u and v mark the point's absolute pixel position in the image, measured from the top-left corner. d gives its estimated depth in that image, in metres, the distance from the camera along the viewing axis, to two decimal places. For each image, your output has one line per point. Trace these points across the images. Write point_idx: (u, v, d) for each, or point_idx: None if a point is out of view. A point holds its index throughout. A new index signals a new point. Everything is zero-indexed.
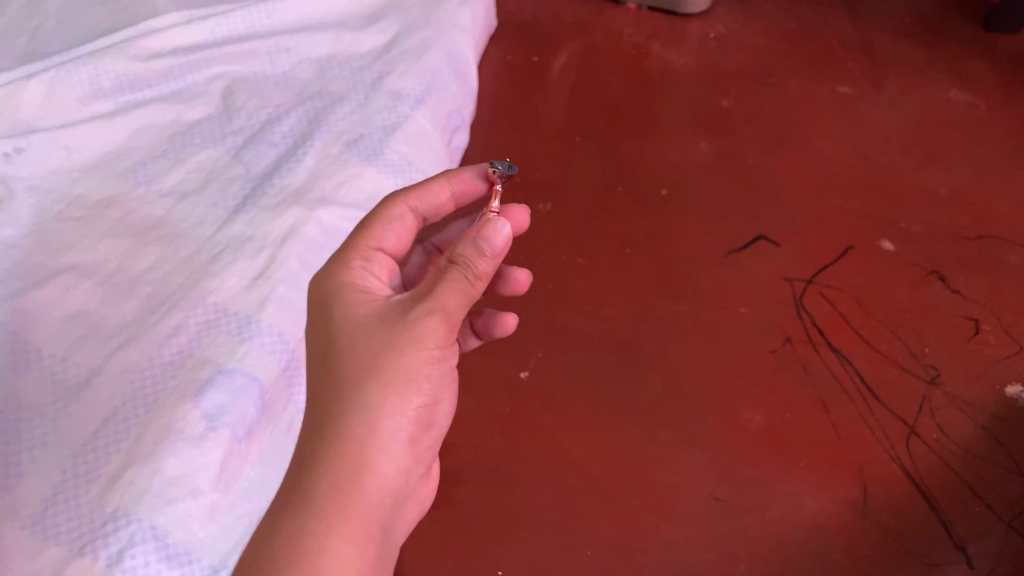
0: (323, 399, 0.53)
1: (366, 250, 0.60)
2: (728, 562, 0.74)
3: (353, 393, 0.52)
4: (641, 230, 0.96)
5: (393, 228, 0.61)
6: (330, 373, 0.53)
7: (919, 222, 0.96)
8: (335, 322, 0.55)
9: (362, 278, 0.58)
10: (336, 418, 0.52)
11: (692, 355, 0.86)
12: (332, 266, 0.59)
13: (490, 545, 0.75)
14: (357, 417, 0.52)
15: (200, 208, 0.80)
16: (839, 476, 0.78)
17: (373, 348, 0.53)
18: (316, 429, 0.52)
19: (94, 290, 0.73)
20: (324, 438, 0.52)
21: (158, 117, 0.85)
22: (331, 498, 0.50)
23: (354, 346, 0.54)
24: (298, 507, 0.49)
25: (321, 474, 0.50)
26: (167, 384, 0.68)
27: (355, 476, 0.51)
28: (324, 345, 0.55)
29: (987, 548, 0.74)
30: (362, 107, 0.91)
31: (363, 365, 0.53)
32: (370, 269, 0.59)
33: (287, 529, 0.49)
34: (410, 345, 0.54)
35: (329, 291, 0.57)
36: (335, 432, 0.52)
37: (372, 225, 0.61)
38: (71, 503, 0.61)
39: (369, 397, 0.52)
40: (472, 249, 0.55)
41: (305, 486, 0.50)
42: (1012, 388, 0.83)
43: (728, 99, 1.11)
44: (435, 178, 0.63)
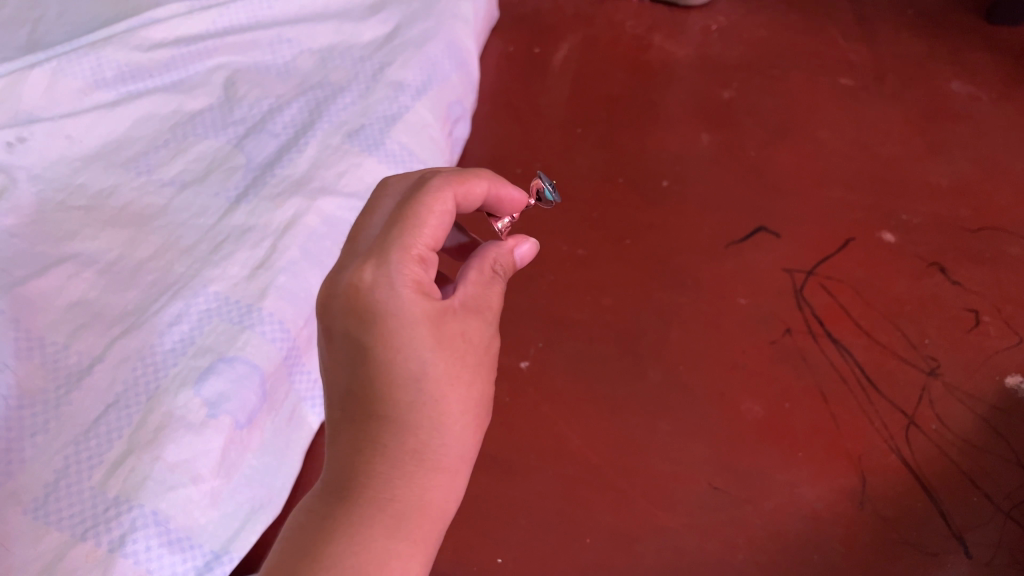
0: (412, 418, 0.50)
1: (425, 251, 0.53)
2: (725, 551, 0.74)
3: (449, 419, 0.51)
4: (641, 221, 0.97)
5: (443, 223, 0.54)
6: (422, 390, 0.50)
7: (921, 214, 0.96)
8: (428, 332, 0.50)
9: (427, 284, 0.52)
10: (428, 442, 0.50)
11: (690, 346, 0.87)
12: (397, 268, 0.51)
13: (490, 534, 0.76)
14: (448, 442, 0.51)
15: (202, 198, 0.81)
16: (838, 466, 0.78)
17: (464, 373, 0.52)
18: (407, 450, 0.49)
19: (95, 279, 0.74)
20: (415, 461, 0.49)
21: (159, 108, 0.87)
22: (421, 526, 0.49)
23: (449, 365, 0.51)
24: (388, 532, 0.47)
25: (409, 499, 0.49)
26: (167, 370, 0.69)
27: (438, 502, 0.50)
28: (411, 356, 0.50)
29: (986, 538, 0.74)
30: (363, 97, 0.92)
31: (457, 389, 0.51)
32: (428, 271, 0.53)
33: (384, 559, 0.46)
34: (484, 368, 0.54)
35: (411, 295, 0.50)
36: (424, 456, 0.50)
37: (431, 216, 0.53)
38: (73, 488, 0.63)
39: (458, 423, 0.51)
40: (510, 262, 0.59)
41: (398, 512, 0.48)
42: (1012, 379, 0.82)
43: (729, 91, 1.11)
44: (477, 174, 0.57)
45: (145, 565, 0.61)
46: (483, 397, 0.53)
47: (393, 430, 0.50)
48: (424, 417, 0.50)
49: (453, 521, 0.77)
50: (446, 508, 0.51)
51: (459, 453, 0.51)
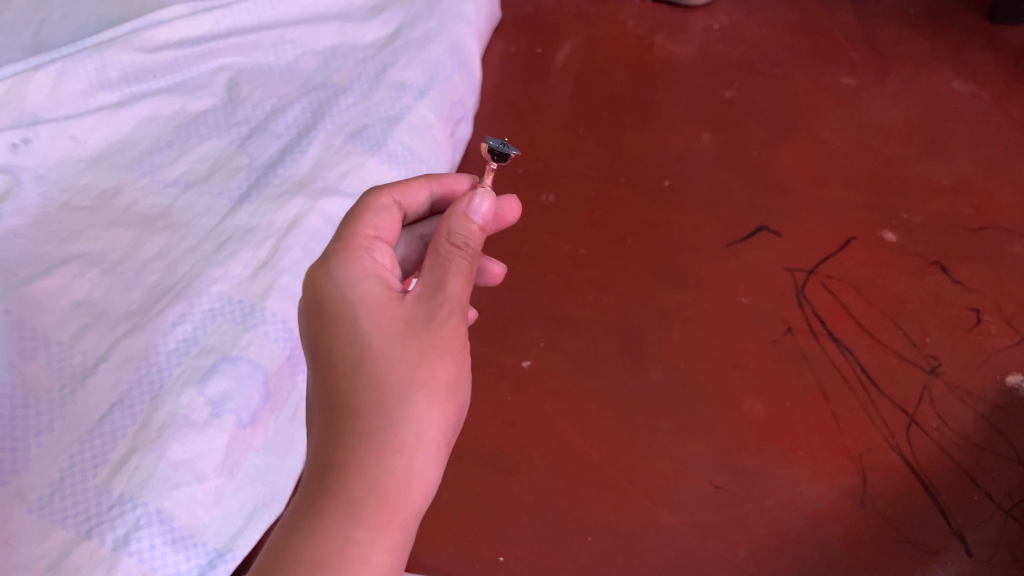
0: (363, 404, 0.49)
1: (365, 239, 0.55)
2: (726, 549, 0.74)
3: (399, 401, 0.49)
4: (643, 221, 0.97)
5: (384, 216, 0.58)
6: (365, 374, 0.50)
7: (922, 214, 0.96)
8: (363, 315, 0.51)
9: (370, 265, 0.54)
10: (381, 427, 0.48)
11: (691, 344, 0.87)
12: (332, 256, 0.54)
13: (491, 532, 0.76)
14: (403, 425, 0.49)
15: (205, 198, 0.82)
16: (838, 464, 0.78)
17: (412, 354, 0.50)
18: (360, 436, 0.48)
19: (100, 279, 0.74)
20: (368, 446, 0.48)
21: (163, 109, 0.87)
22: (382, 511, 0.47)
23: (391, 348, 0.50)
24: (344, 520, 0.46)
25: (366, 486, 0.47)
26: (171, 369, 0.70)
27: (402, 486, 0.48)
28: (351, 342, 0.51)
29: (986, 536, 0.74)
30: (365, 98, 0.92)
31: (403, 367, 0.50)
32: (374, 254, 0.55)
33: (336, 547, 0.45)
34: (443, 350, 0.51)
35: (346, 278, 0.52)
36: (379, 438, 0.48)
37: (366, 212, 0.57)
38: (78, 487, 0.63)
39: (411, 400, 0.49)
40: (469, 227, 0.55)
41: (350, 498, 0.47)
42: (1013, 378, 0.82)
43: (731, 90, 1.11)
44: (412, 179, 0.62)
45: (149, 562, 0.62)
46: (446, 373, 0.51)
47: (346, 418, 0.49)
48: (372, 402, 0.49)
49: (454, 520, 0.77)
50: (415, 494, 0.49)
51: (421, 434, 0.49)
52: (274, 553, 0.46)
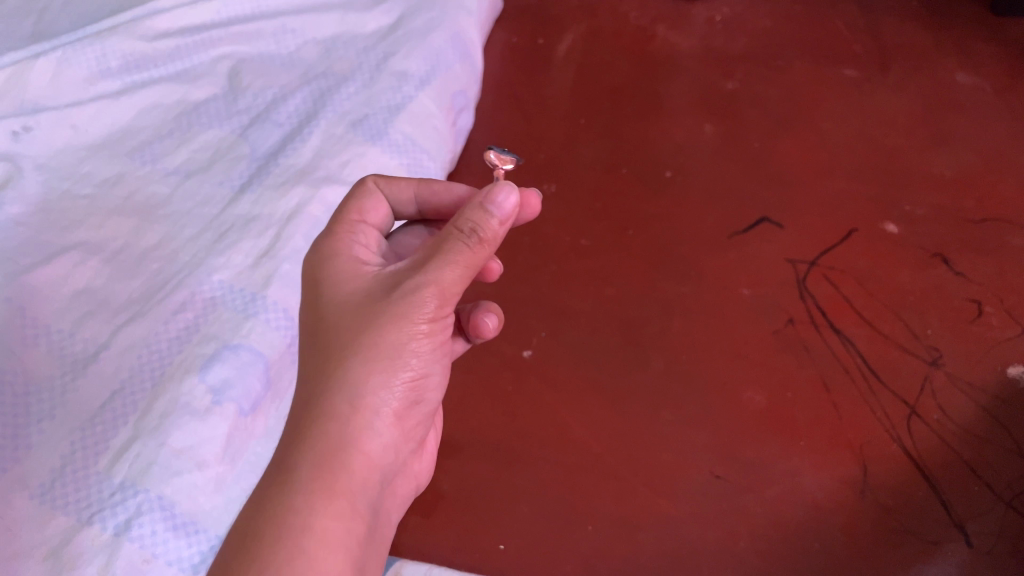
0: (314, 374, 0.52)
1: (351, 223, 0.59)
2: (726, 538, 0.74)
3: (339, 368, 0.51)
4: (644, 212, 0.97)
5: (370, 197, 0.62)
6: (316, 351, 0.52)
7: (923, 205, 0.96)
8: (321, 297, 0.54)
9: (349, 248, 0.57)
10: (321, 394, 0.50)
11: (692, 335, 0.87)
12: (320, 241, 0.58)
13: (492, 521, 0.76)
14: (342, 392, 0.50)
15: (206, 187, 0.81)
16: (840, 455, 0.78)
17: (358, 323, 0.51)
18: (305, 404, 0.51)
19: (101, 267, 0.74)
20: (308, 412, 0.50)
21: (164, 97, 0.87)
22: (318, 478, 0.48)
23: (342, 318, 0.52)
24: (283, 488, 0.48)
25: (303, 452, 0.49)
26: (172, 358, 0.70)
27: (339, 454, 0.50)
28: (310, 324, 0.54)
29: (986, 526, 0.74)
30: (367, 87, 0.92)
31: (346, 335, 0.51)
32: (357, 237, 0.58)
33: (274, 513, 0.47)
34: (394, 319, 0.51)
35: (326, 261, 0.56)
36: (320, 409, 0.50)
37: (358, 197, 0.61)
38: (79, 473, 0.63)
39: (350, 367, 0.50)
40: (479, 212, 0.53)
41: (290, 464, 0.49)
42: (1014, 369, 0.82)
43: (733, 82, 1.11)
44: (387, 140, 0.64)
45: (151, 549, 0.61)
46: (393, 344, 0.51)
47: (300, 394, 0.52)
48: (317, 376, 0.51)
49: (455, 509, 0.77)
50: (354, 460, 0.50)
51: (361, 403, 0.51)
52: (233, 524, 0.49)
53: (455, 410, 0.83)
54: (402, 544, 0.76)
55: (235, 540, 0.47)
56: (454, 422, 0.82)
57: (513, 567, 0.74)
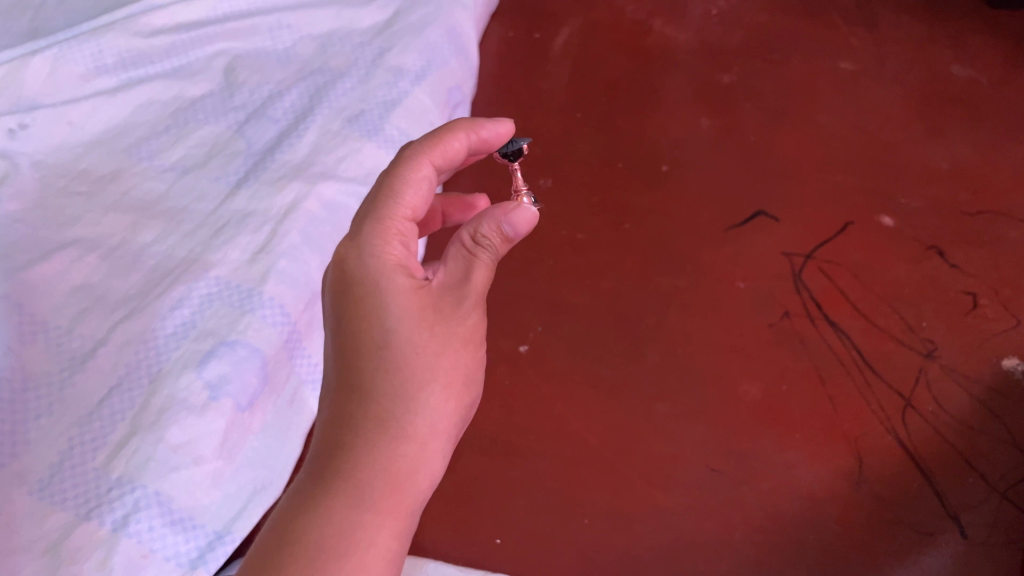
0: (383, 388, 0.50)
1: (401, 226, 0.54)
2: (721, 531, 0.75)
3: (415, 388, 0.50)
4: (641, 206, 0.97)
5: (423, 191, 0.55)
6: (374, 363, 0.51)
7: (919, 198, 0.96)
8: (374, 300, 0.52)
9: (403, 262, 0.54)
10: (393, 413, 0.50)
11: (688, 328, 0.87)
12: (369, 242, 0.53)
13: (490, 514, 0.77)
14: (417, 413, 0.50)
15: (203, 183, 0.82)
16: (835, 447, 0.79)
17: (433, 347, 0.52)
18: (372, 420, 0.49)
19: (99, 263, 0.75)
20: (380, 430, 0.49)
21: (160, 94, 0.87)
22: (389, 497, 0.48)
23: (416, 336, 0.51)
24: (350, 503, 0.47)
25: (374, 470, 0.48)
26: (170, 354, 0.70)
27: (408, 476, 0.49)
28: (360, 329, 0.52)
29: (980, 518, 0.75)
30: (363, 82, 0.92)
31: (424, 356, 0.51)
32: (406, 245, 0.55)
33: (346, 531, 0.46)
34: (462, 344, 0.53)
35: (376, 272, 0.52)
36: (389, 427, 0.50)
37: (405, 188, 0.54)
38: (77, 469, 0.63)
39: (427, 390, 0.51)
40: (497, 232, 0.55)
41: (359, 480, 0.48)
42: (1009, 361, 0.83)
43: (729, 75, 1.11)
44: (452, 128, 0.58)
45: (149, 544, 0.62)
46: (459, 367, 0.53)
47: (360, 407, 0.50)
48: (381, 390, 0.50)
49: (454, 502, 0.78)
50: (420, 481, 0.50)
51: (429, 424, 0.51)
52: (278, 532, 0.47)
53: None
54: None
55: (292, 555, 0.45)
56: None
57: (511, 561, 0.75)
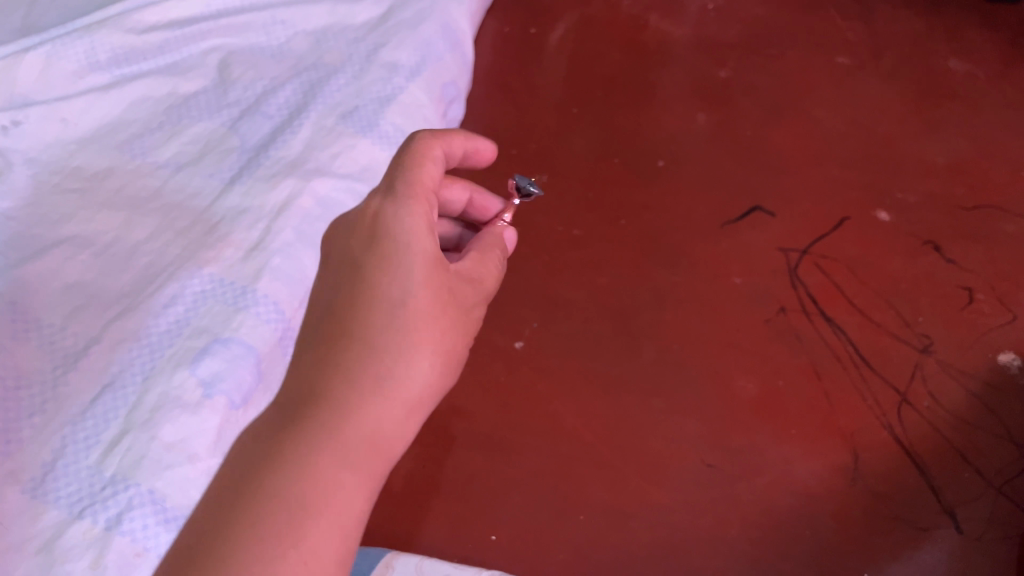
0: (327, 405, 0.54)
1: (420, 193, 0.60)
2: (717, 527, 0.75)
3: (351, 409, 0.54)
4: (637, 201, 0.97)
5: (435, 167, 0.63)
6: (365, 335, 0.56)
7: (915, 193, 0.96)
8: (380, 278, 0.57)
9: (421, 223, 0.59)
10: (333, 429, 0.53)
11: (683, 324, 0.87)
12: (398, 209, 0.58)
13: (485, 510, 0.77)
14: (357, 427, 0.53)
15: (196, 180, 0.81)
16: (831, 443, 0.79)
17: (378, 367, 0.55)
18: (312, 433, 0.53)
19: (92, 261, 0.74)
20: (315, 442, 0.52)
21: (153, 90, 0.87)
22: (318, 504, 0.50)
23: (365, 358, 0.55)
24: (282, 510, 0.50)
25: (306, 479, 0.51)
26: (163, 351, 0.70)
27: (342, 482, 0.51)
28: (360, 301, 0.57)
29: (976, 513, 0.74)
30: (357, 78, 0.91)
31: (365, 379, 0.54)
32: (424, 209, 0.60)
33: (270, 536, 0.48)
34: (407, 363, 0.56)
35: (396, 236, 0.58)
36: (327, 439, 0.52)
37: (420, 165, 0.61)
38: (71, 468, 0.63)
39: (369, 408, 0.54)
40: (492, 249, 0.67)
41: (292, 492, 0.50)
42: (1004, 356, 0.83)
43: (725, 70, 1.10)
44: (452, 131, 0.67)
45: (143, 543, 0.61)
46: (403, 387, 0.55)
47: (306, 427, 0.53)
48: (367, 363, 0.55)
49: (449, 499, 0.78)
50: (358, 495, 0.52)
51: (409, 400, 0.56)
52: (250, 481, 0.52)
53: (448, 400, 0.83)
54: (396, 536, 0.76)
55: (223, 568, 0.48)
56: (446, 413, 0.82)
57: (506, 557, 0.74)
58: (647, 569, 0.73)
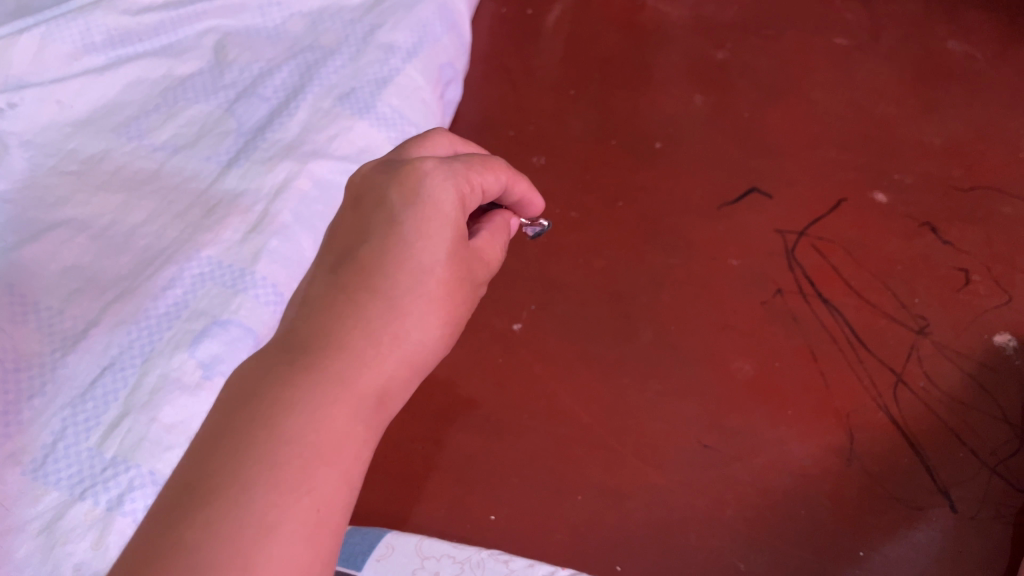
0: (344, 349, 0.52)
1: (467, 183, 0.57)
2: (714, 507, 0.76)
3: (368, 358, 0.52)
4: (634, 183, 0.97)
5: (494, 180, 0.60)
6: (380, 286, 0.54)
7: (912, 174, 0.96)
8: (409, 232, 0.55)
9: (455, 213, 0.56)
10: (345, 375, 0.51)
11: (681, 306, 0.87)
12: (437, 183, 0.56)
13: (482, 491, 0.77)
14: (368, 379, 0.52)
15: (194, 163, 0.81)
16: (826, 423, 0.79)
17: (396, 320, 0.53)
18: (328, 378, 0.51)
19: (90, 244, 0.74)
20: (329, 388, 0.50)
21: (149, 72, 0.86)
22: (323, 451, 0.48)
23: (386, 307, 0.53)
24: (287, 445, 0.48)
25: (317, 426, 0.49)
26: (162, 333, 0.70)
27: (346, 435, 0.50)
28: (381, 250, 0.55)
29: (970, 492, 0.75)
30: (353, 60, 0.91)
31: (385, 327, 0.53)
32: (465, 202, 0.57)
33: (274, 470, 0.47)
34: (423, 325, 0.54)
35: (429, 205, 0.55)
36: (341, 387, 0.51)
37: (481, 168, 0.59)
38: (71, 449, 0.63)
39: (380, 360, 0.53)
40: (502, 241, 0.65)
41: (299, 429, 0.49)
42: (1000, 337, 0.83)
43: (723, 51, 1.10)
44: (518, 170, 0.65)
45: None
46: (411, 345, 0.54)
47: (319, 365, 0.51)
48: (383, 317, 0.53)
49: (447, 479, 0.78)
50: (359, 450, 0.50)
51: (413, 363, 0.54)
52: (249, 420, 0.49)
53: (446, 382, 0.84)
54: (395, 516, 0.77)
55: (214, 493, 0.46)
56: (445, 395, 0.83)
57: (505, 537, 0.75)
58: (644, 548, 0.74)
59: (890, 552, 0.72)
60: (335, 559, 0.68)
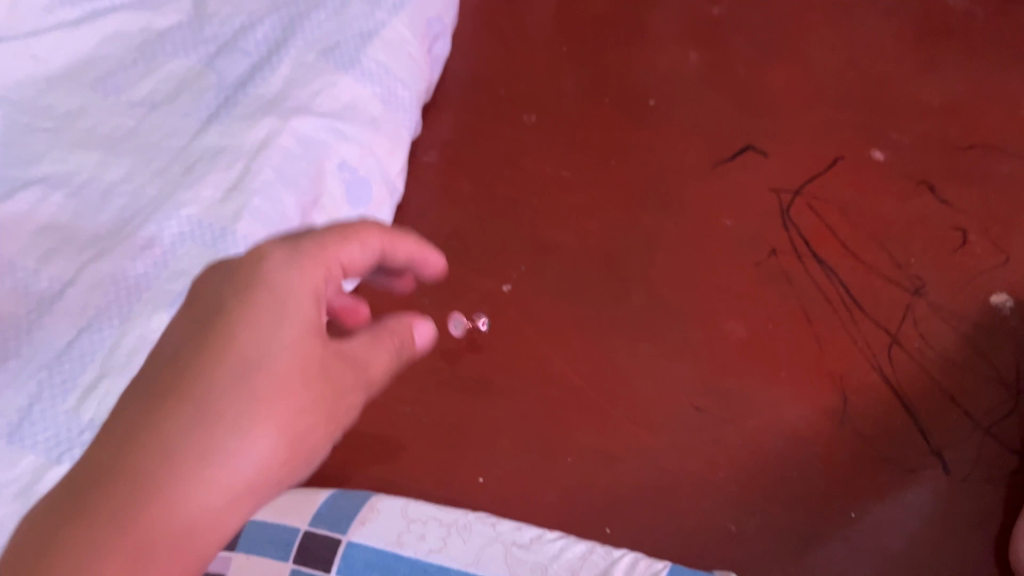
0: (184, 408, 0.41)
1: (330, 259, 0.46)
2: (705, 469, 0.75)
3: (216, 412, 0.41)
4: (627, 143, 0.95)
5: (367, 255, 0.48)
6: (230, 334, 0.43)
7: (911, 133, 0.94)
8: (234, 319, 0.43)
9: (326, 280, 0.46)
10: (177, 444, 0.40)
11: (673, 267, 0.86)
12: (292, 264, 0.45)
13: (471, 455, 0.76)
14: (223, 464, 0.41)
15: (172, 119, 0.79)
16: (820, 385, 0.78)
17: (243, 385, 0.42)
18: (154, 449, 0.40)
19: (66, 202, 0.72)
20: (160, 454, 0.40)
21: (126, 26, 0.83)
22: (137, 539, 0.39)
23: (234, 370, 0.42)
24: (101, 529, 0.39)
25: (128, 513, 0.39)
26: (141, 294, 0.68)
27: (177, 527, 0.40)
28: (190, 351, 0.43)
29: (963, 454, 0.74)
30: (338, 12, 0.86)
31: (233, 392, 0.42)
32: (330, 276, 0.46)
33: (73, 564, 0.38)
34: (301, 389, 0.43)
35: (273, 279, 0.44)
36: (164, 484, 0.40)
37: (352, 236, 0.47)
38: (48, 412, 0.62)
39: (222, 429, 0.41)
40: (394, 340, 0.50)
41: (112, 514, 0.39)
42: (997, 298, 0.82)
43: (720, 6, 1.07)
44: (407, 233, 0.52)
45: None
46: (275, 414, 0.42)
47: (144, 427, 0.41)
48: (180, 433, 0.41)
49: (435, 443, 0.77)
50: (206, 536, 0.41)
51: (214, 510, 0.41)
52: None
53: (434, 344, 0.82)
54: (382, 479, 0.76)
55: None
56: (433, 357, 0.81)
57: (493, 500, 0.75)
58: (634, 512, 0.73)
59: (881, 514, 0.72)
60: (318, 522, 0.67)
